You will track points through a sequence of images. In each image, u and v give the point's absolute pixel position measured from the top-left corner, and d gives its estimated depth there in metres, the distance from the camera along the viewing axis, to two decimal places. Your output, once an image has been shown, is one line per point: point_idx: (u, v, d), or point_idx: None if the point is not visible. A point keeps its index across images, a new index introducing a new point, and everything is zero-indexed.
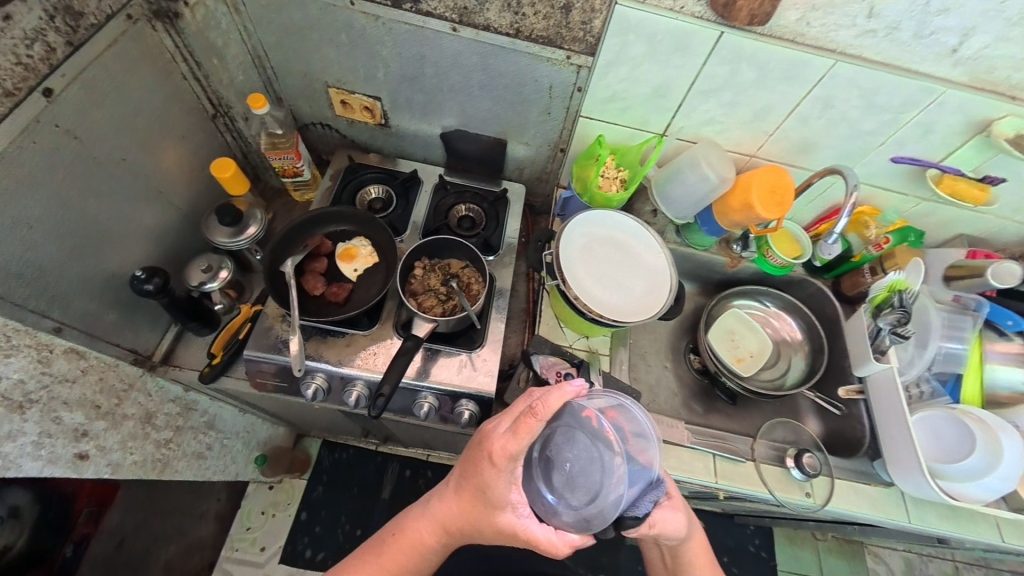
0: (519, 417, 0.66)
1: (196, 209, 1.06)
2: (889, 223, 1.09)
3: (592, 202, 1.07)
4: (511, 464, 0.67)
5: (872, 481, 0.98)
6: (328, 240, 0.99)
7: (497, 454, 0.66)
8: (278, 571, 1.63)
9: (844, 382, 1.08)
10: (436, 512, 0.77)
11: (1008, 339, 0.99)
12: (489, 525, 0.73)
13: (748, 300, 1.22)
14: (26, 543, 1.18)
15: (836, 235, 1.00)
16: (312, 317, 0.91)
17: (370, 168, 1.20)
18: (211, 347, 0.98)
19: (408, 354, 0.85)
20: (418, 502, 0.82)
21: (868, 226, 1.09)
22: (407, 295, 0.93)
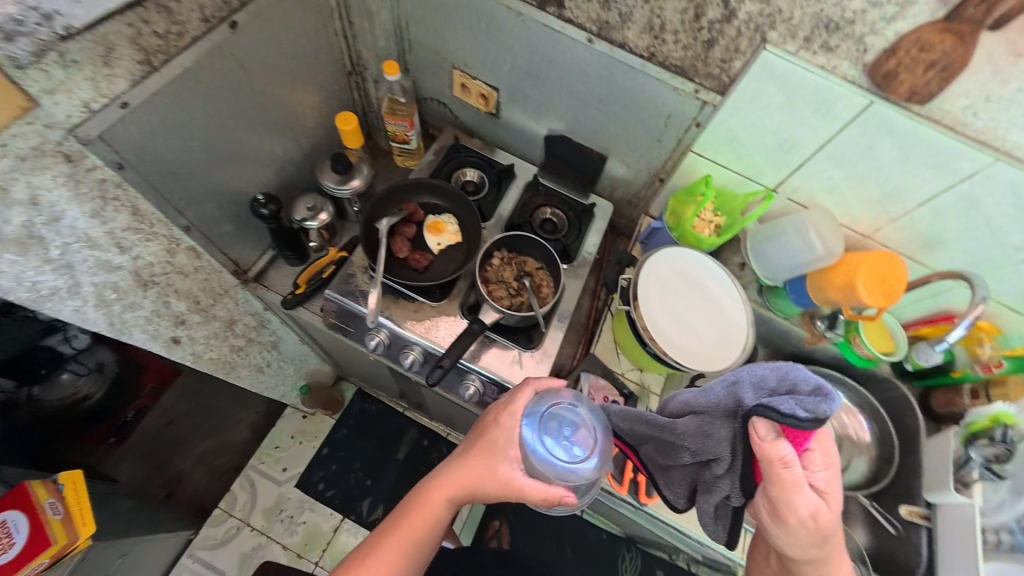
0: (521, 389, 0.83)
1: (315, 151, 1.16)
2: (1011, 346, 0.94)
3: (682, 239, 1.06)
4: (515, 423, 0.78)
5: None
6: (420, 209, 1.04)
7: (503, 413, 0.79)
8: (290, 493, 1.75)
9: (909, 502, 0.98)
10: (448, 475, 0.79)
11: None
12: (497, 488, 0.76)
13: (819, 383, 1.14)
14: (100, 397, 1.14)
15: (945, 344, 0.92)
16: (393, 276, 0.97)
17: (472, 152, 1.25)
18: (297, 279, 1.09)
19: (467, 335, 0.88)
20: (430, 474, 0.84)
21: (982, 343, 0.97)
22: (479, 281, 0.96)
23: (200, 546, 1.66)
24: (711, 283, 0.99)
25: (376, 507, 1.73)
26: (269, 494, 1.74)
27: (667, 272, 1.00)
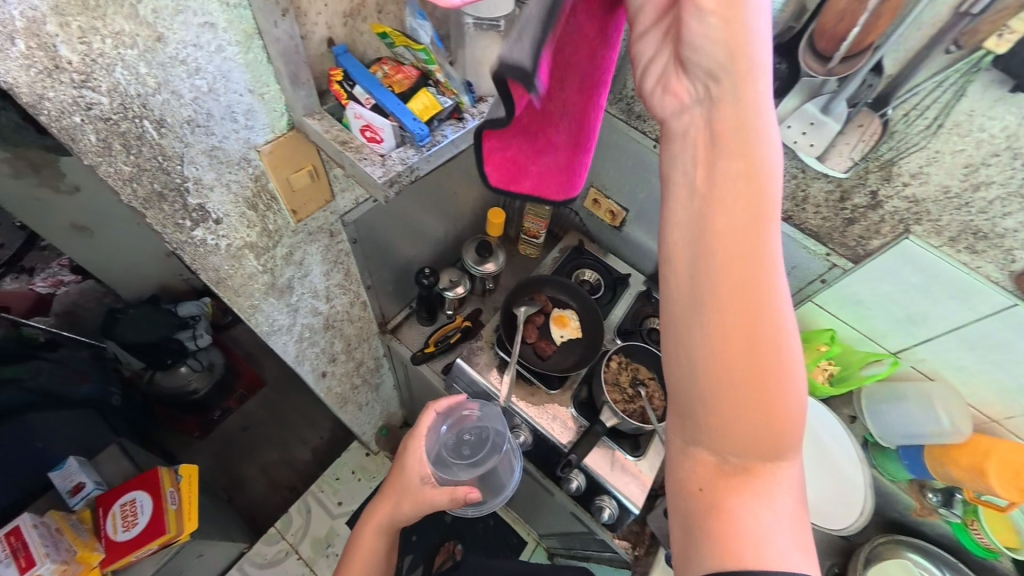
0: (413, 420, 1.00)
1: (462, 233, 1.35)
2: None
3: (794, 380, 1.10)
4: (416, 444, 0.92)
5: None
6: (550, 302, 1.17)
7: (410, 442, 0.93)
8: (341, 528, 1.79)
9: None
10: (367, 519, 0.86)
11: None
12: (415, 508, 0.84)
13: (926, 559, 1.05)
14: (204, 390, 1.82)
15: None
16: (521, 359, 1.09)
17: (594, 256, 1.39)
18: (427, 338, 1.24)
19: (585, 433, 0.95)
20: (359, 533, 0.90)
21: None
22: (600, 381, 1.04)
23: (251, 561, 1.70)
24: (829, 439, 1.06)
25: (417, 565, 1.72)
26: (321, 524, 1.79)
27: None
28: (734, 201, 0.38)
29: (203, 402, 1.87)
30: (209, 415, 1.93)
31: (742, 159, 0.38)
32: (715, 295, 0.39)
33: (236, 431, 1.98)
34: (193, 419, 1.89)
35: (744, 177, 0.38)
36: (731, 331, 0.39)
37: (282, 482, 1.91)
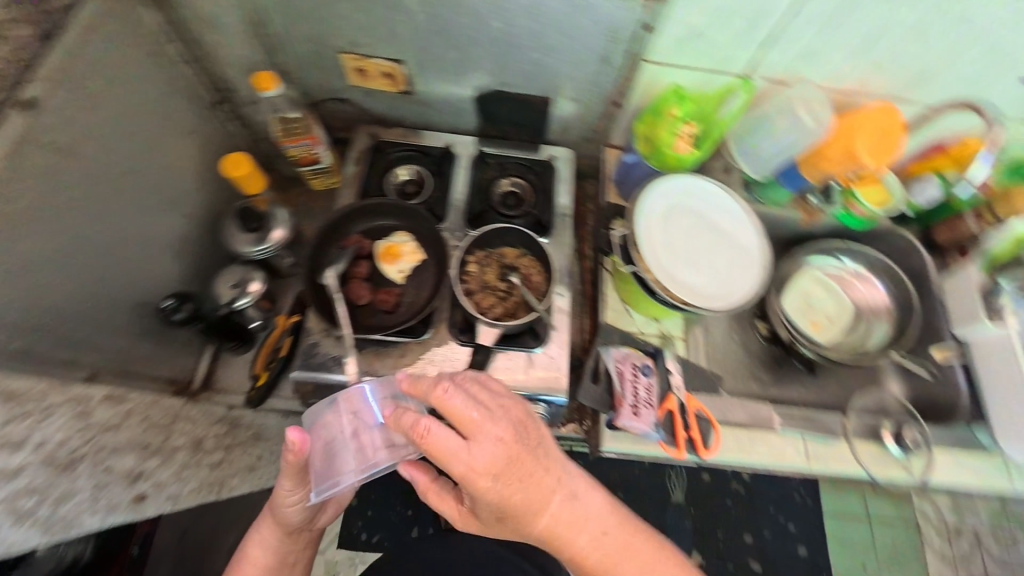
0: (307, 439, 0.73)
1: (214, 212, 0.95)
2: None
3: (662, 165, 0.94)
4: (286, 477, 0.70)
5: (973, 450, 0.91)
6: (366, 239, 0.88)
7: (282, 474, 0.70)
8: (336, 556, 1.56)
9: (935, 341, 1.00)
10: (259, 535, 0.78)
11: None
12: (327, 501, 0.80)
13: (825, 258, 1.13)
14: None
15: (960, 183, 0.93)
16: (363, 330, 0.80)
17: (396, 148, 1.06)
18: (251, 369, 0.91)
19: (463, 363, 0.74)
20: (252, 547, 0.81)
21: None
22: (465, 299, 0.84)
23: None
24: (708, 204, 0.87)
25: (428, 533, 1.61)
26: None
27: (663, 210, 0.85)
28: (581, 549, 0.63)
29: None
30: None
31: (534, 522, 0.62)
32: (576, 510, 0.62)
33: None
34: None
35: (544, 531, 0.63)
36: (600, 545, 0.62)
37: None
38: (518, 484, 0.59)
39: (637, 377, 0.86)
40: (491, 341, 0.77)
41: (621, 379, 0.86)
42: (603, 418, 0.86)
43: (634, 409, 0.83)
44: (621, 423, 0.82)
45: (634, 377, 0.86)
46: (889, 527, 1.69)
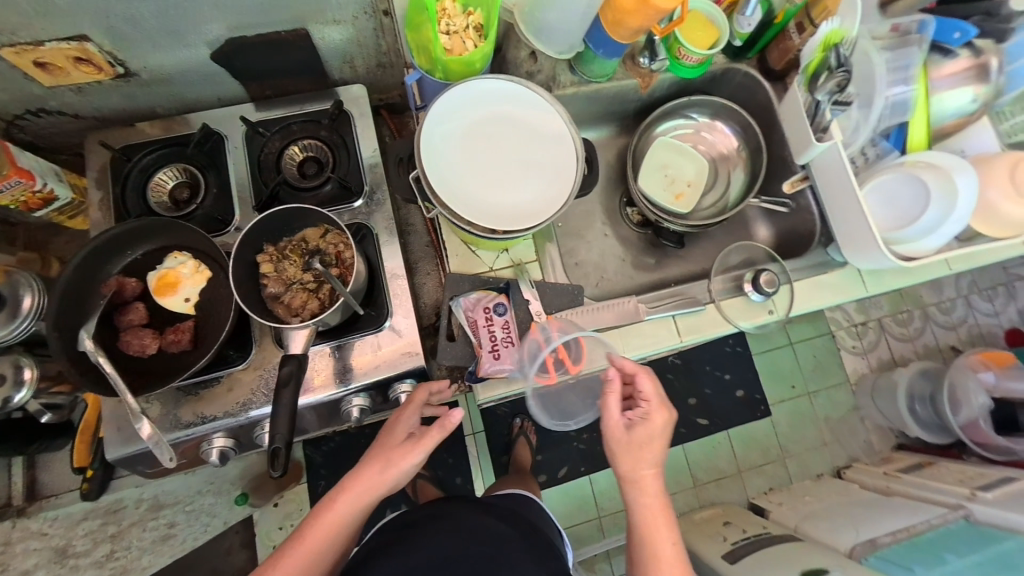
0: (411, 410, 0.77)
1: None
2: None
3: (449, 74, 0.79)
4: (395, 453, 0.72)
5: (830, 269, 0.93)
6: (129, 276, 0.72)
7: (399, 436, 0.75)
8: None
9: (787, 175, 0.97)
10: (346, 497, 0.70)
11: (955, 56, 0.83)
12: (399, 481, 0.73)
13: (673, 121, 1.07)
14: None
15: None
16: (162, 383, 0.68)
17: (143, 148, 0.84)
18: (73, 463, 0.78)
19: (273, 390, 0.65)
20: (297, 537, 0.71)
21: None
22: (272, 307, 0.73)
23: None
24: (506, 105, 0.75)
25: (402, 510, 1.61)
26: None
27: (456, 130, 0.73)
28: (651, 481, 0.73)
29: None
30: None
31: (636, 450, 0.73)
32: (652, 449, 0.73)
33: None
34: None
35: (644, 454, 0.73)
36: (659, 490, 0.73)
37: None
38: (648, 442, 0.73)
39: (491, 320, 0.82)
40: (305, 348, 0.69)
41: (475, 327, 0.81)
42: (470, 370, 0.83)
43: (493, 352, 0.80)
44: (483, 372, 0.80)
45: (488, 321, 0.82)
46: (809, 344, 1.85)
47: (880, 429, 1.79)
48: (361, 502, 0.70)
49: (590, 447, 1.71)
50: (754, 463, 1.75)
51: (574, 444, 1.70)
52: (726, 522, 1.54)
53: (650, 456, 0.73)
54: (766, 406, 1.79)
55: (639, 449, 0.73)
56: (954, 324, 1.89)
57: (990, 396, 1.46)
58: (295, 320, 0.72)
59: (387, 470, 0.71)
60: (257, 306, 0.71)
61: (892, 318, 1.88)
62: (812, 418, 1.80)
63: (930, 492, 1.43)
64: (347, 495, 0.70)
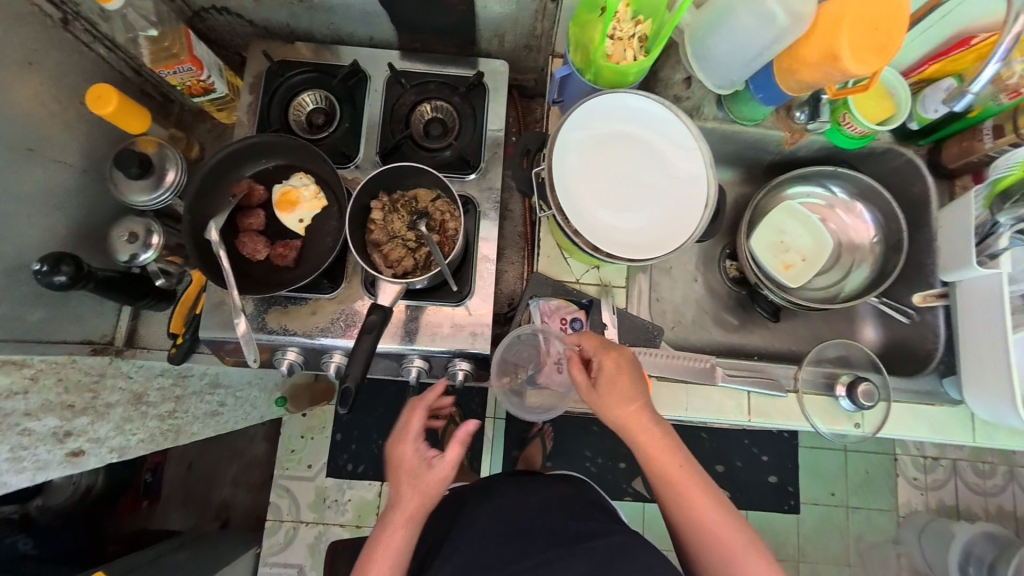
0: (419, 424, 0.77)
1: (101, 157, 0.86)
2: None
3: (598, 79, 0.77)
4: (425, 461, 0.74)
5: (938, 401, 0.84)
6: (259, 183, 0.78)
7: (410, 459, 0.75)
8: (325, 483, 1.67)
9: (921, 287, 0.89)
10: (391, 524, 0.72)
11: None
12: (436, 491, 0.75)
13: (807, 186, 0.99)
14: None
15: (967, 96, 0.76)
16: (258, 289, 0.74)
17: (298, 68, 0.91)
18: (171, 327, 0.87)
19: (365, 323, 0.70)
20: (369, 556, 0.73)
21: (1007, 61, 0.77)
22: (371, 252, 0.76)
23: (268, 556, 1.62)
24: (644, 129, 0.72)
25: None
26: (307, 491, 1.66)
27: (589, 138, 0.72)
28: (675, 457, 0.70)
29: (114, 488, 1.44)
30: (141, 482, 1.52)
31: (644, 422, 0.70)
32: (655, 421, 0.71)
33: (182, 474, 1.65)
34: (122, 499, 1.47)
35: (654, 432, 0.70)
36: (682, 473, 0.69)
37: (252, 483, 1.71)
38: (614, 390, 0.71)
39: (564, 332, 0.82)
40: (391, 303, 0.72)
41: (547, 334, 0.82)
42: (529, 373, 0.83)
43: (559, 363, 0.80)
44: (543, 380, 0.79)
45: (561, 332, 0.82)
46: (865, 457, 1.69)
47: (914, 572, 1.63)
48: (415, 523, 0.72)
49: (599, 473, 1.69)
50: None
51: (585, 463, 1.69)
52: None
53: (658, 433, 0.70)
54: (794, 502, 1.68)
55: (620, 407, 0.71)
56: None
57: None
58: (387, 271, 0.75)
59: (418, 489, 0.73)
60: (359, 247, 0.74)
61: (970, 463, 1.68)
62: (841, 532, 1.66)
63: None
64: (401, 513, 0.72)
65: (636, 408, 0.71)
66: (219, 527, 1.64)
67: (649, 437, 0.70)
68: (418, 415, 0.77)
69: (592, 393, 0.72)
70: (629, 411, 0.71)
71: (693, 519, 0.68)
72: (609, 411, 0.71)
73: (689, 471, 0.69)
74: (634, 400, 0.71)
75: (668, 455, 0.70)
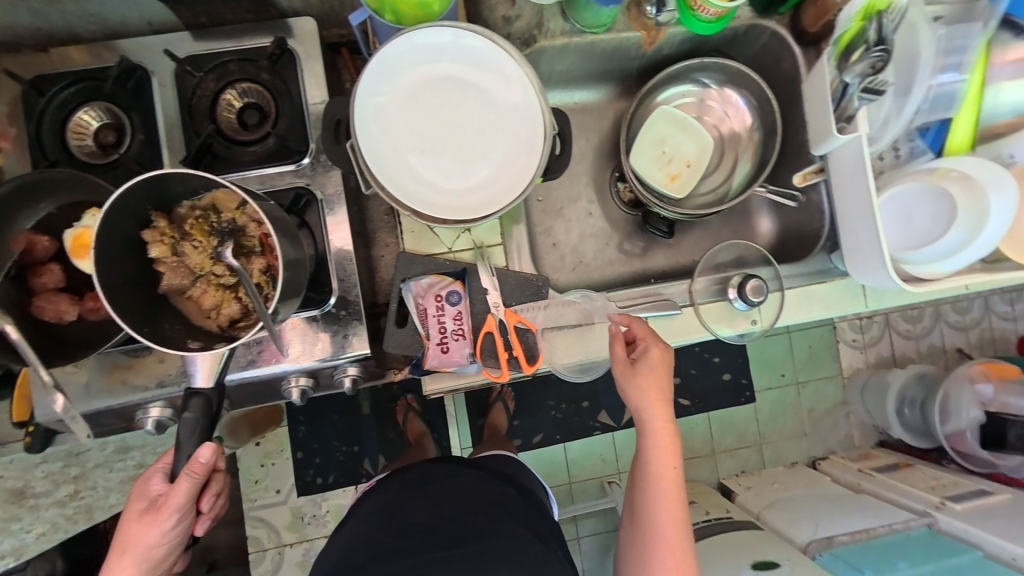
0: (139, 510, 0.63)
1: None
2: None
3: (402, 17, 0.65)
4: (151, 536, 0.63)
5: (829, 278, 0.84)
6: (42, 233, 0.66)
7: (137, 531, 0.63)
8: (299, 503, 1.64)
9: (801, 165, 0.86)
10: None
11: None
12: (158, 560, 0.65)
13: (679, 86, 0.92)
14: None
15: None
16: (80, 354, 0.64)
17: (60, 80, 0.74)
18: (13, 418, 0.77)
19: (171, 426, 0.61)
20: None
21: None
22: (177, 301, 0.65)
23: None
24: (459, 64, 0.62)
25: (378, 460, 1.67)
26: (282, 513, 1.63)
27: (398, 91, 0.61)
28: (668, 455, 0.72)
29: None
30: None
31: (663, 416, 0.72)
32: (670, 422, 0.72)
33: None
34: None
35: (668, 426, 0.72)
36: (668, 475, 0.72)
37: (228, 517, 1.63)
38: (652, 376, 0.72)
39: (441, 310, 0.76)
40: (213, 381, 0.64)
41: (424, 316, 0.76)
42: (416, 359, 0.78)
43: (440, 345, 0.75)
44: (430, 364, 0.75)
45: (438, 311, 0.76)
46: (807, 334, 1.77)
47: (863, 425, 1.77)
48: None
49: (566, 418, 1.71)
50: (728, 446, 1.75)
51: (550, 412, 1.71)
52: (692, 500, 1.58)
53: (669, 429, 0.72)
54: (750, 393, 1.76)
55: (654, 397, 0.72)
56: (966, 325, 1.79)
57: (982, 410, 1.41)
58: (209, 321, 0.66)
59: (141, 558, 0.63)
60: (158, 303, 0.63)
61: (900, 314, 1.78)
62: (795, 407, 1.77)
63: (898, 495, 1.43)
64: None
65: (663, 399, 0.72)
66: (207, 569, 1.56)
67: (651, 428, 0.72)
68: (162, 519, 0.62)
69: (653, 375, 0.72)
70: (646, 402, 0.72)
71: (664, 520, 0.70)
72: (632, 390, 0.72)
73: (673, 477, 0.72)
74: (656, 395, 0.72)
75: (668, 456, 0.72)
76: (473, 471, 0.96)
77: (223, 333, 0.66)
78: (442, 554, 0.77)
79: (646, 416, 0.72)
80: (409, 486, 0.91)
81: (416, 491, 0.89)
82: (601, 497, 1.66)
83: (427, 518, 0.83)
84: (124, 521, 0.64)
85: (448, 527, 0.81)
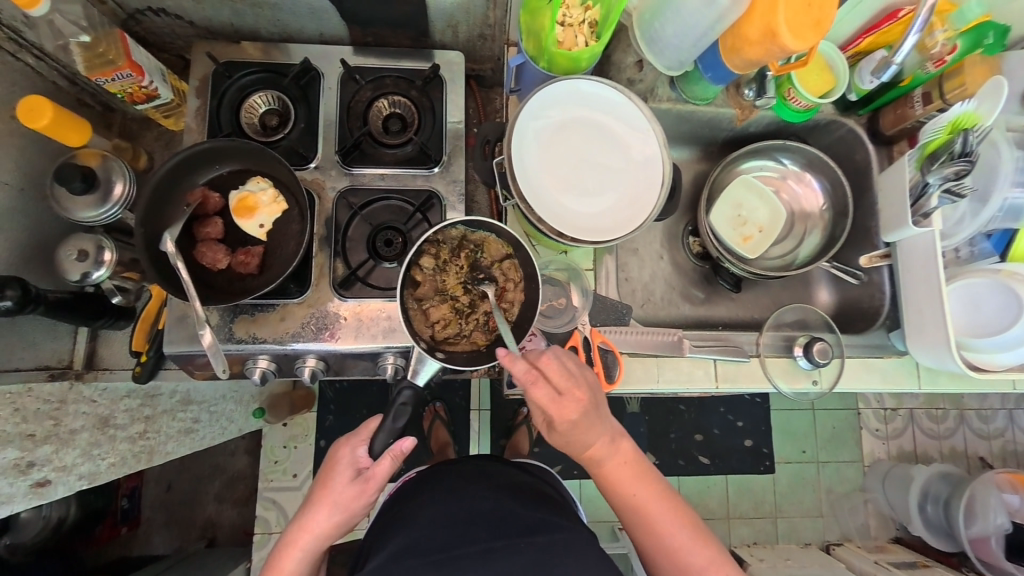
0: (355, 474, 0.76)
1: (46, 175, 0.82)
2: (965, 22, 0.82)
3: (553, 66, 0.76)
4: (358, 499, 0.75)
5: (886, 354, 0.92)
6: (214, 191, 0.76)
7: (346, 491, 0.75)
8: None
9: (867, 249, 0.94)
10: (309, 527, 0.75)
11: None
12: (350, 517, 0.76)
13: (762, 160, 1.02)
14: (78, 512, 1.33)
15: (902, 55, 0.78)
16: (224, 299, 0.73)
17: (245, 68, 0.87)
18: (131, 346, 0.85)
19: (384, 415, 0.74)
20: (290, 538, 0.75)
21: (932, 32, 0.82)
22: (413, 306, 0.75)
23: None
24: (600, 115, 0.74)
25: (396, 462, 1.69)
26: None
27: (546, 126, 0.73)
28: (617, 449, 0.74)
29: (89, 518, 1.37)
30: (119, 509, 1.46)
31: (597, 420, 0.72)
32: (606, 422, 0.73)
33: (164, 495, 1.59)
34: (104, 525, 1.43)
35: (605, 426, 0.73)
36: (623, 463, 0.74)
37: (238, 497, 1.59)
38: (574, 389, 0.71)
39: None
40: (419, 376, 0.78)
41: None
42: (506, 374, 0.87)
43: None
44: None
45: None
46: (832, 414, 1.79)
47: (881, 516, 1.75)
48: (323, 539, 0.75)
49: None
50: (743, 512, 1.74)
51: None
52: None
53: (605, 428, 0.73)
54: (770, 462, 1.76)
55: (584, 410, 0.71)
56: (989, 433, 1.80)
57: (1010, 519, 1.40)
58: (428, 330, 0.75)
59: (336, 513, 0.75)
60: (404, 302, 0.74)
61: (925, 410, 1.80)
62: (812, 485, 1.77)
63: None
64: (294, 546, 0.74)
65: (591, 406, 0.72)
66: (206, 546, 1.53)
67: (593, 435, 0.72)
68: (370, 489, 0.75)
69: (593, 403, 0.72)
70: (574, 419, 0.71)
71: (642, 499, 0.74)
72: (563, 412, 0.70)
73: (630, 461, 0.75)
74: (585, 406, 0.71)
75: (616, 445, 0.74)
76: (519, 470, 0.97)
77: (433, 343, 0.75)
78: (516, 542, 0.76)
79: (583, 428, 0.71)
80: (455, 470, 0.94)
81: (472, 480, 0.90)
82: (611, 542, 1.64)
83: (488, 507, 0.82)
84: (329, 485, 0.76)
85: (516, 519, 0.80)
